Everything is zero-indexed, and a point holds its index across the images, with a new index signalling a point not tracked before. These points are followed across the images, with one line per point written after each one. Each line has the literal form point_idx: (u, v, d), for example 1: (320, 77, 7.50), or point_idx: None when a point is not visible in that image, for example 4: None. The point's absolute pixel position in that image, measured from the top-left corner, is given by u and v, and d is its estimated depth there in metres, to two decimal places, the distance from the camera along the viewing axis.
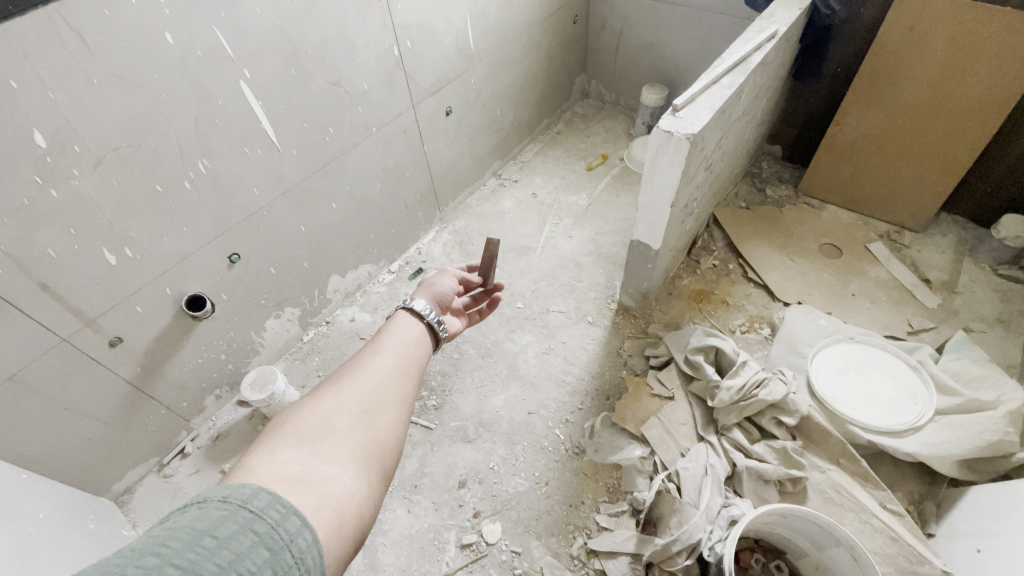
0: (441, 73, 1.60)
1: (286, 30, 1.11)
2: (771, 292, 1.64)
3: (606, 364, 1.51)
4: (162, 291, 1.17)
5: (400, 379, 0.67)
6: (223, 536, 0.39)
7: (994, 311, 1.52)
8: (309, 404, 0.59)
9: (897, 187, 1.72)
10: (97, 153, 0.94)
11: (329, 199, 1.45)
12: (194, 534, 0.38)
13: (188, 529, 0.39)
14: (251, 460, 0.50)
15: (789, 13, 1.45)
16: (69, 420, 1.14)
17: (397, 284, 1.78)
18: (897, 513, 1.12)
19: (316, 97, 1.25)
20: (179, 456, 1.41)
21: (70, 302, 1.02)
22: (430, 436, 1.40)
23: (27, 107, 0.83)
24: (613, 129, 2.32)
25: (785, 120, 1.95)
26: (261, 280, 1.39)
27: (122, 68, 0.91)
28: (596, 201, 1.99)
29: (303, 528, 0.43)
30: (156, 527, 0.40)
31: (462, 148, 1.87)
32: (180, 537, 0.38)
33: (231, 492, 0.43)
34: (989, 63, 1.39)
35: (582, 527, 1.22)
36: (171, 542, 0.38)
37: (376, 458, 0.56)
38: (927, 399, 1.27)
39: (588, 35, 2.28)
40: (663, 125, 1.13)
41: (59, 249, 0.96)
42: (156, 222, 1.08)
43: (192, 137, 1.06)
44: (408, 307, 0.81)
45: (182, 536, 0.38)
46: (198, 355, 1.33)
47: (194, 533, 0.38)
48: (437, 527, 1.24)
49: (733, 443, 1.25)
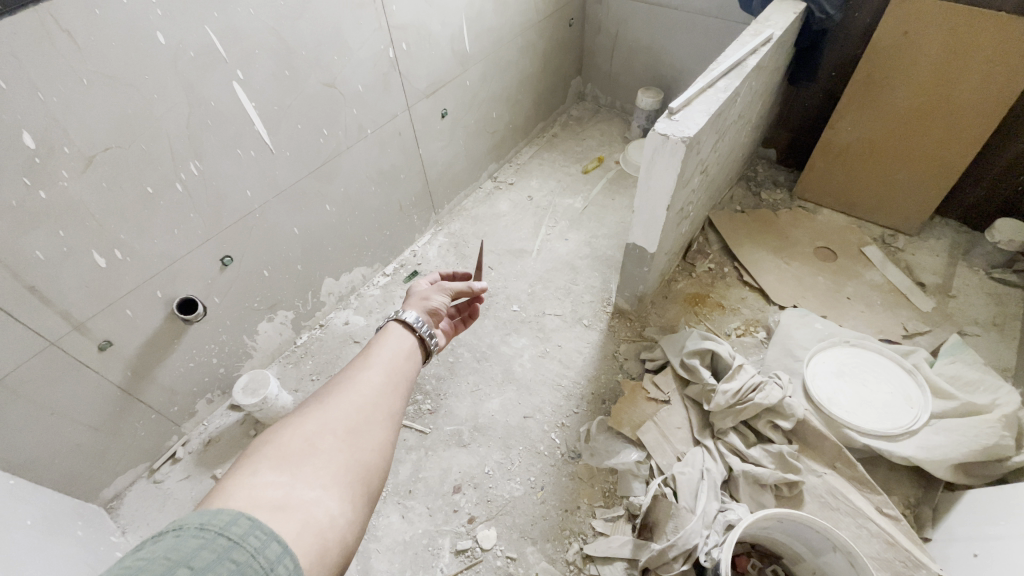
0: (436, 75, 1.59)
1: (280, 31, 1.10)
2: (766, 295, 1.64)
3: (602, 367, 1.51)
4: (153, 293, 1.15)
5: (387, 396, 0.66)
6: (199, 566, 0.38)
7: (988, 314, 1.53)
8: (293, 424, 0.57)
9: (891, 193, 1.73)
10: (88, 153, 0.93)
11: (323, 201, 1.44)
12: (169, 565, 0.37)
13: (162, 560, 0.37)
14: (231, 484, 0.49)
15: (784, 17, 1.45)
16: (58, 425, 1.12)
17: (392, 286, 1.77)
18: (894, 518, 1.12)
19: (310, 98, 1.24)
20: (170, 461, 1.39)
21: (59, 305, 1.01)
22: (424, 440, 1.39)
23: (15, 107, 0.82)
24: (608, 132, 2.32)
25: (779, 123, 1.95)
26: (254, 283, 1.37)
27: (113, 68, 0.89)
28: (592, 204, 1.99)
29: (284, 555, 0.42)
30: (129, 558, 0.38)
31: (457, 150, 1.87)
32: (154, 568, 0.37)
33: (208, 519, 0.42)
34: (981, 69, 1.40)
35: (577, 532, 1.21)
36: (145, 573, 0.36)
37: (361, 480, 0.55)
38: (923, 403, 1.27)
39: (584, 38, 2.28)
40: (659, 129, 1.13)
41: (48, 251, 0.95)
42: (147, 224, 1.07)
43: (184, 138, 1.05)
44: (398, 319, 0.80)
45: (156, 568, 0.37)
46: (189, 358, 1.31)
47: (167, 564, 0.37)
48: (431, 533, 1.23)
49: (729, 447, 1.25)
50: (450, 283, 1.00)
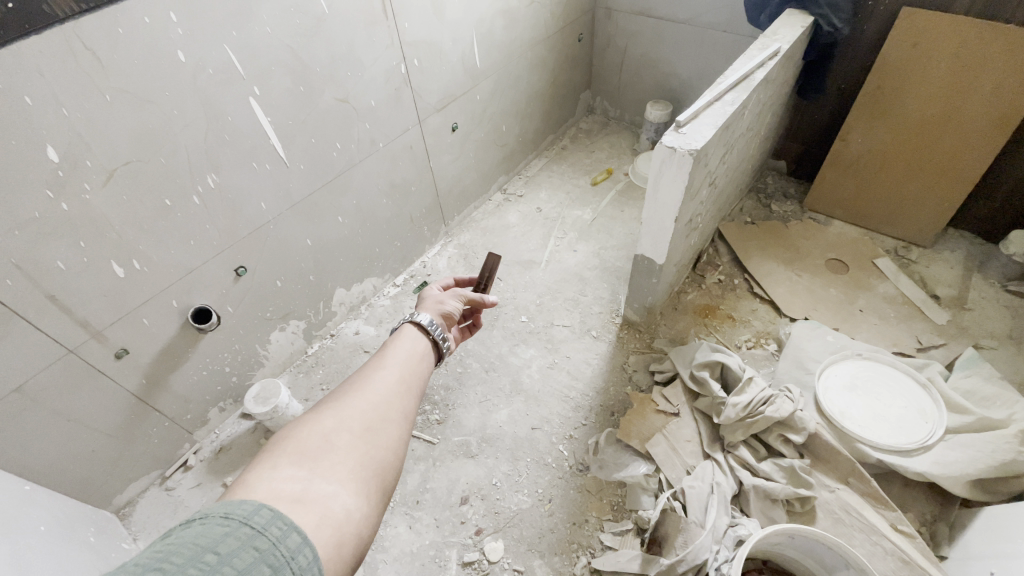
0: (447, 90, 1.62)
1: (296, 49, 1.14)
2: (777, 307, 1.62)
3: (611, 379, 1.50)
4: (169, 303, 1.18)
5: (402, 397, 0.66)
6: (225, 553, 0.39)
7: (1005, 328, 1.50)
8: (311, 421, 0.58)
9: (904, 203, 1.71)
10: (109, 167, 0.96)
11: (335, 213, 1.46)
12: (196, 551, 0.38)
13: (190, 546, 0.38)
14: (251, 477, 0.50)
15: (792, 30, 1.46)
16: (74, 431, 1.14)
17: (401, 297, 1.79)
18: (910, 535, 1.09)
19: (324, 113, 1.27)
20: (182, 468, 1.41)
21: (78, 314, 1.03)
22: (432, 451, 1.39)
23: (41, 123, 0.85)
24: (617, 144, 2.34)
25: (788, 135, 1.95)
26: (267, 293, 1.40)
27: (135, 85, 0.93)
28: (601, 216, 2.00)
29: (304, 545, 0.43)
30: (159, 542, 0.40)
31: (468, 163, 1.89)
32: (183, 553, 0.38)
33: (233, 508, 0.43)
34: (993, 79, 1.40)
35: (585, 546, 1.19)
36: (174, 557, 0.37)
37: (376, 477, 0.55)
38: (938, 417, 1.25)
39: (593, 53, 2.31)
40: (666, 142, 1.13)
41: (68, 261, 0.98)
42: (164, 235, 1.10)
43: (202, 152, 1.08)
44: (413, 321, 0.82)
45: (185, 553, 0.38)
46: (202, 367, 1.33)
47: (195, 550, 0.38)
48: (438, 545, 1.22)
49: (739, 461, 1.23)
50: (464, 290, 1.02)
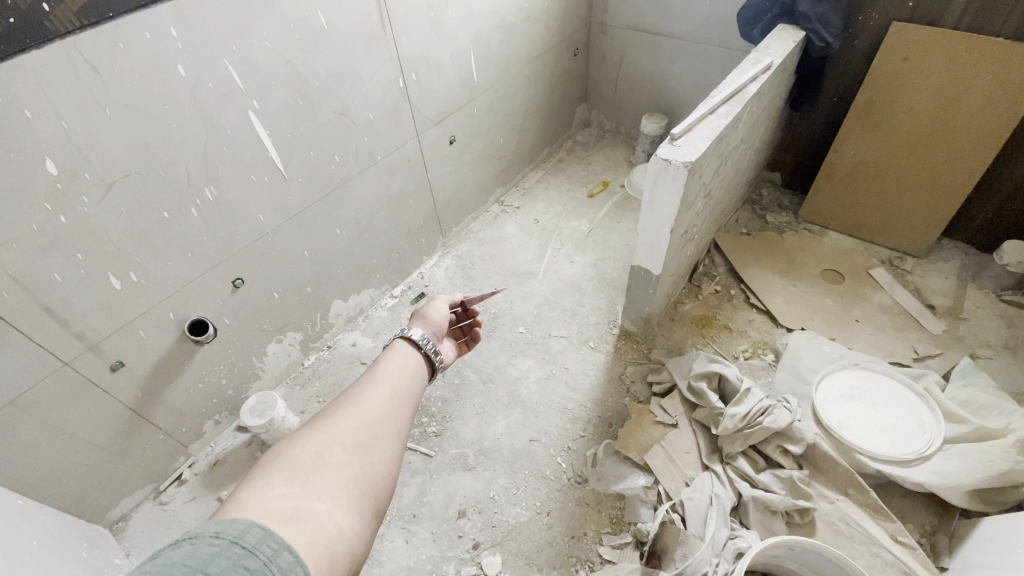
0: (445, 103, 1.64)
1: (295, 63, 1.15)
2: (773, 317, 1.63)
3: (608, 391, 1.50)
4: (165, 315, 1.18)
5: (395, 412, 0.66)
6: (215, 573, 0.38)
7: (1000, 337, 1.51)
8: (303, 437, 0.58)
9: (897, 214, 1.73)
10: (107, 180, 0.97)
11: (333, 225, 1.47)
12: (186, 571, 0.38)
13: (180, 566, 0.38)
14: (243, 494, 0.49)
15: (784, 45, 1.48)
16: (68, 445, 1.13)
17: (399, 308, 1.79)
18: (909, 546, 1.08)
19: (322, 126, 1.29)
20: (176, 482, 1.39)
21: (74, 326, 1.03)
22: (429, 463, 1.38)
23: (41, 136, 0.86)
24: (613, 156, 2.36)
25: (782, 147, 1.97)
26: (264, 305, 1.40)
27: (136, 100, 0.94)
28: (597, 227, 2.01)
29: (295, 564, 0.43)
30: (147, 564, 0.39)
31: (465, 176, 1.91)
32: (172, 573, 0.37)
33: (223, 527, 0.42)
34: (983, 91, 1.42)
35: (584, 560, 1.18)
36: None
37: (369, 494, 0.55)
38: (935, 427, 1.25)
39: (588, 68, 2.35)
40: (662, 154, 1.15)
41: (65, 273, 0.98)
42: (162, 248, 1.10)
43: (200, 166, 1.09)
44: (405, 336, 0.83)
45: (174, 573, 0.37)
46: (199, 380, 1.33)
47: (184, 570, 0.38)
48: (436, 559, 1.21)
49: (738, 472, 1.23)
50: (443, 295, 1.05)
